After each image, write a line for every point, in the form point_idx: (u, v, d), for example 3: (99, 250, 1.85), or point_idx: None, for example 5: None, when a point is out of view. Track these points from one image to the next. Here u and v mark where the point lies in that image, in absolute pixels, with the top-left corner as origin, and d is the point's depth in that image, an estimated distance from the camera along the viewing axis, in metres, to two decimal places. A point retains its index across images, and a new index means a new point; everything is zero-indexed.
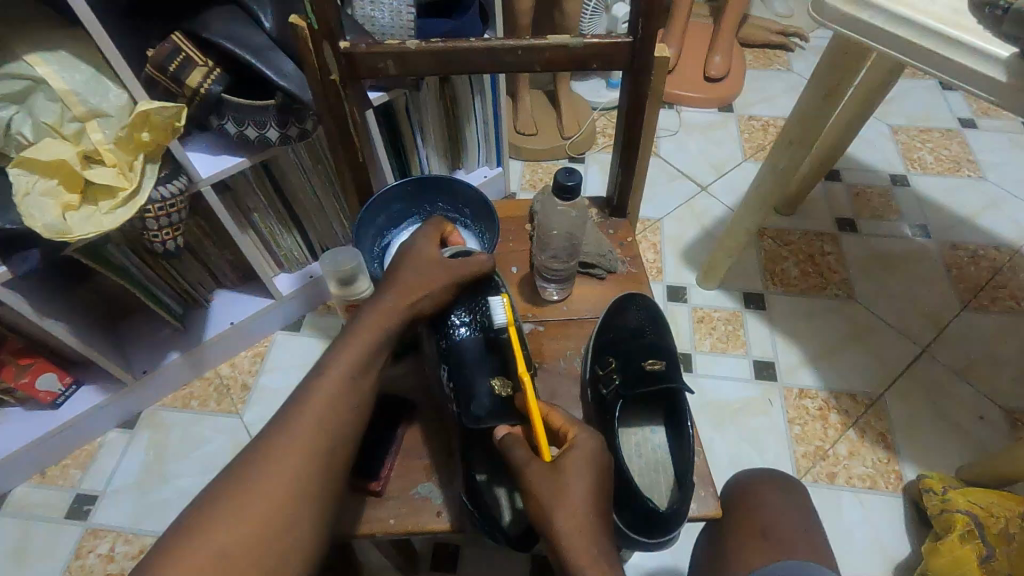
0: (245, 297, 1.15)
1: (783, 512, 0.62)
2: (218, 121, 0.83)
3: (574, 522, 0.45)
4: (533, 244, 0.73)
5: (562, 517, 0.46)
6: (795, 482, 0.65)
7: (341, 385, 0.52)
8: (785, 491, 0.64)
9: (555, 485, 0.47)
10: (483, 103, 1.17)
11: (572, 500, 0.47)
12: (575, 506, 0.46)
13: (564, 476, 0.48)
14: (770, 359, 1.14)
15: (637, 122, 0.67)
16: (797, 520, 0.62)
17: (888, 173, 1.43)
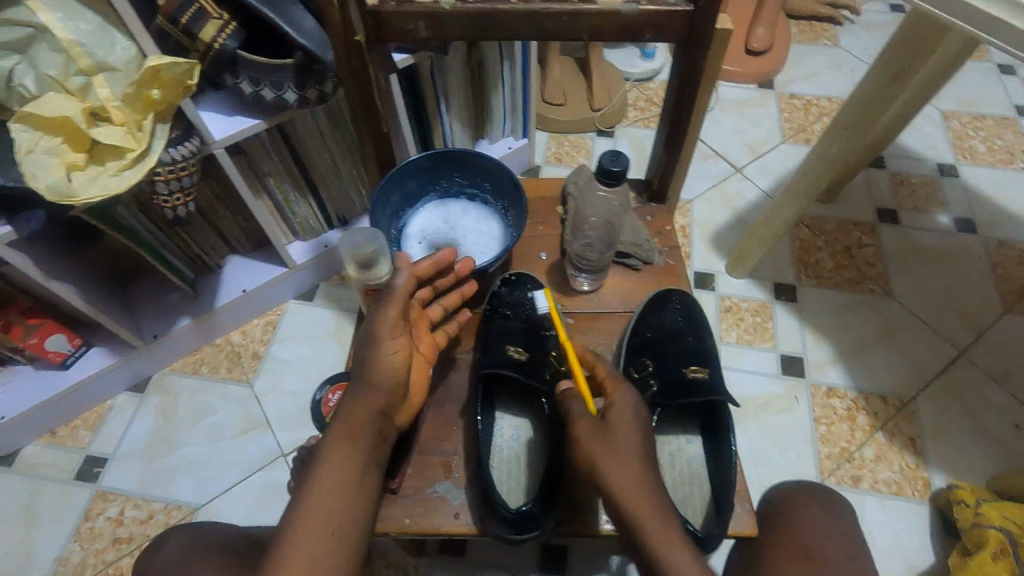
0: (257, 264, 1.11)
1: (827, 538, 0.61)
2: (233, 79, 0.78)
3: (643, 498, 0.44)
4: (564, 229, 0.69)
5: (620, 481, 0.45)
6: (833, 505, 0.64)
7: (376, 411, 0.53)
8: (831, 517, 0.63)
9: (607, 453, 0.47)
10: (511, 69, 1.11)
11: (634, 470, 0.46)
12: (631, 478, 0.46)
13: (618, 442, 0.47)
14: (798, 354, 1.10)
15: (688, 100, 0.61)
16: (840, 547, 0.60)
17: (936, 162, 1.35)
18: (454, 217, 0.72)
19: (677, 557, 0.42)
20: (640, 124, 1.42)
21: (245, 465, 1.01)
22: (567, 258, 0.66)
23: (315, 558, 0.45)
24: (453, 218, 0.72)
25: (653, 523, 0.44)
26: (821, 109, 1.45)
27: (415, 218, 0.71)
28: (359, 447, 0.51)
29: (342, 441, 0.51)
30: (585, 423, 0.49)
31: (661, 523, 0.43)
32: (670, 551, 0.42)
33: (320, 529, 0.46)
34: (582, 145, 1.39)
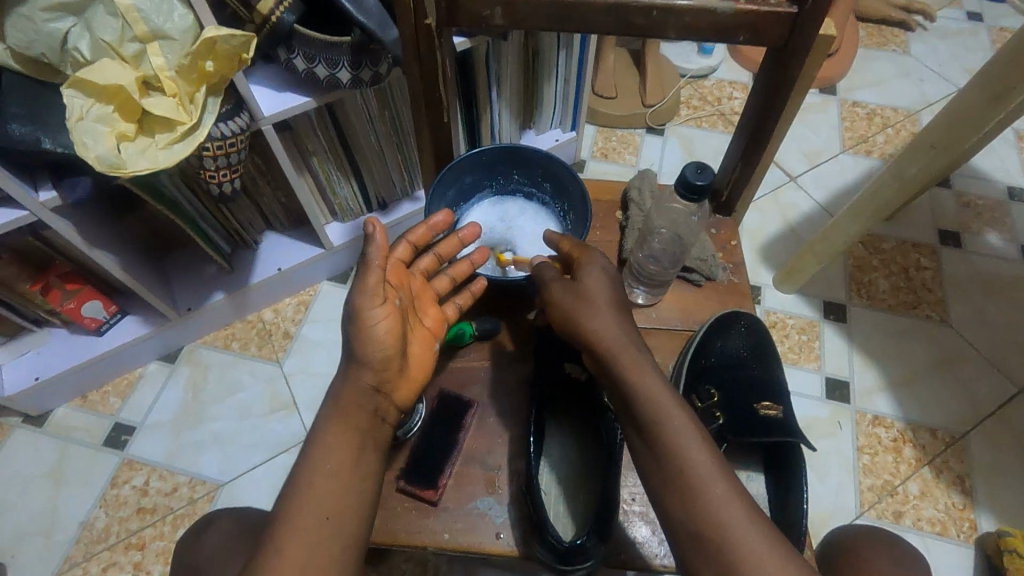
0: (294, 243, 1.09)
1: None
2: (286, 54, 0.75)
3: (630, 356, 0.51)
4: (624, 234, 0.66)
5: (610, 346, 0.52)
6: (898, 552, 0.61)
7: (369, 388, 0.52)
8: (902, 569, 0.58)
9: (588, 316, 0.53)
10: (567, 58, 1.06)
11: (617, 331, 0.53)
12: (613, 332, 0.53)
13: (596, 304, 0.54)
14: (844, 378, 1.05)
15: (775, 108, 0.56)
16: None
17: (1007, 184, 1.27)
18: (509, 215, 0.70)
19: (671, 409, 0.48)
20: (693, 123, 1.37)
21: (271, 445, 1.00)
22: (626, 266, 0.63)
23: (315, 543, 0.46)
24: (508, 217, 0.69)
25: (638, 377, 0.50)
26: (885, 120, 1.38)
27: (469, 213, 0.69)
28: (358, 417, 0.51)
29: (338, 415, 0.51)
30: (557, 284, 0.56)
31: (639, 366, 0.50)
32: (651, 394, 0.49)
33: (324, 498, 0.48)
34: (630, 141, 1.34)
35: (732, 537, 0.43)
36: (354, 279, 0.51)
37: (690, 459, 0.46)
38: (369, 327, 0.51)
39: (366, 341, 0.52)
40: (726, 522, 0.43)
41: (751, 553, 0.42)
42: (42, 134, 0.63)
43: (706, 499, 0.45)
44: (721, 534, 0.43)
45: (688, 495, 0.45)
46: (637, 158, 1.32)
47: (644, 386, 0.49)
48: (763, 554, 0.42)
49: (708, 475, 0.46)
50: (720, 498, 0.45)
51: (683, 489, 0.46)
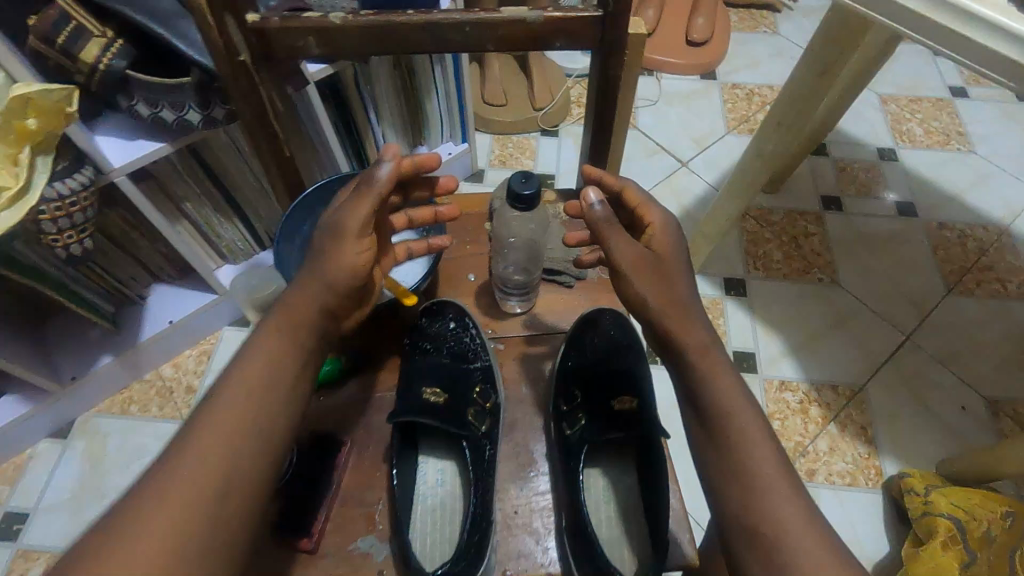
0: (185, 293, 1.04)
1: None
2: (127, 101, 0.71)
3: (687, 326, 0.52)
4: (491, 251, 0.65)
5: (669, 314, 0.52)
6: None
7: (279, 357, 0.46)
8: None
9: (657, 273, 0.53)
10: (443, 72, 1.06)
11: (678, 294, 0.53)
12: (672, 294, 0.53)
13: (667, 264, 0.54)
14: (750, 350, 1.09)
15: (610, 107, 0.57)
16: None
17: (876, 146, 1.36)
18: None
19: (724, 381, 0.50)
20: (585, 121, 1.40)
21: None
22: (494, 280, 0.63)
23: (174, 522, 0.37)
24: None
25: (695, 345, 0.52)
26: (764, 98, 1.45)
27: None
28: (268, 390, 0.45)
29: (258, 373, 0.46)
30: (619, 238, 0.54)
31: (696, 334, 0.52)
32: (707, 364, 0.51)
33: (199, 469, 0.40)
34: (526, 146, 1.36)
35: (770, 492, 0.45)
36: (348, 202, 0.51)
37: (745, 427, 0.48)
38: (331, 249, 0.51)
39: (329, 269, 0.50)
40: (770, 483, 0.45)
41: (793, 513, 0.44)
42: None
43: (753, 464, 0.46)
44: (759, 490, 0.45)
45: (730, 456, 0.47)
46: (534, 162, 1.34)
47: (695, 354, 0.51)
48: (798, 514, 0.44)
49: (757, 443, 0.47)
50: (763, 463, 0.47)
51: (729, 451, 0.48)
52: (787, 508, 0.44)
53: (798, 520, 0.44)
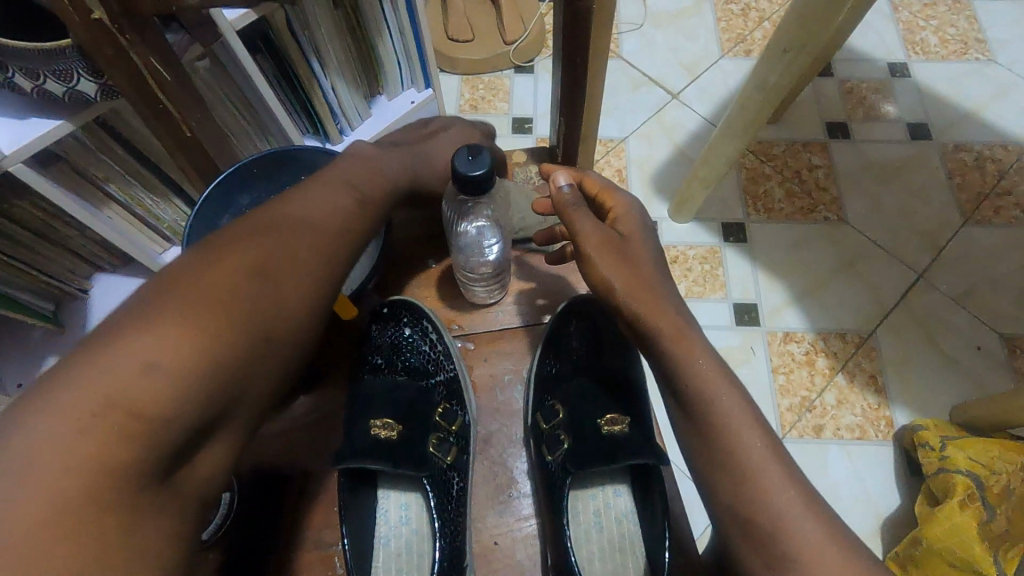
0: (132, 282, 0.95)
1: None
2: (1, 73, 0.59)
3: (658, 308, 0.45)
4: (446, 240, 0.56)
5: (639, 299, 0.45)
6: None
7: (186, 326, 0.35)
8: None
9: (624, 258, 0.46)
10: (393, 7, 0.92)
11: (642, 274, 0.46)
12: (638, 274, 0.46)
13: (632, 244, 0.47)
14: (752, 301, 1.01)
15: (580, 48, 0.46)
16: None
17: (887, 62, 1.23)
18: None
19: (698, 361, 0.43)
20: None
21: None
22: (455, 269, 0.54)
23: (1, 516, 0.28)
24: None
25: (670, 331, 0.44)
26: (762, 13, 1.29)
27: None
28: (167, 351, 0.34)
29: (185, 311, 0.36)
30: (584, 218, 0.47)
31: (669, 312, 0.45)
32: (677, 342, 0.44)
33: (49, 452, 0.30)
34: (498, 86, 1.22)
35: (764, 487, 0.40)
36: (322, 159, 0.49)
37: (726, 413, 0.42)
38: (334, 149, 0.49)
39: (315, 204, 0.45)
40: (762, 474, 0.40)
41: (787, 505, 0.39)
42: None
43: (741, 449, 0.41)
44: (751, 486, 0.40)
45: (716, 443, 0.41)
46: (509, 104, 1.21)
47: (667, 338, 0.44)
48: (798, 505, 0.40)
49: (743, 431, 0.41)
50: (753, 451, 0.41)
51: (707, 446, 0.42)
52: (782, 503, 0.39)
53: (794, 511, 0.39)
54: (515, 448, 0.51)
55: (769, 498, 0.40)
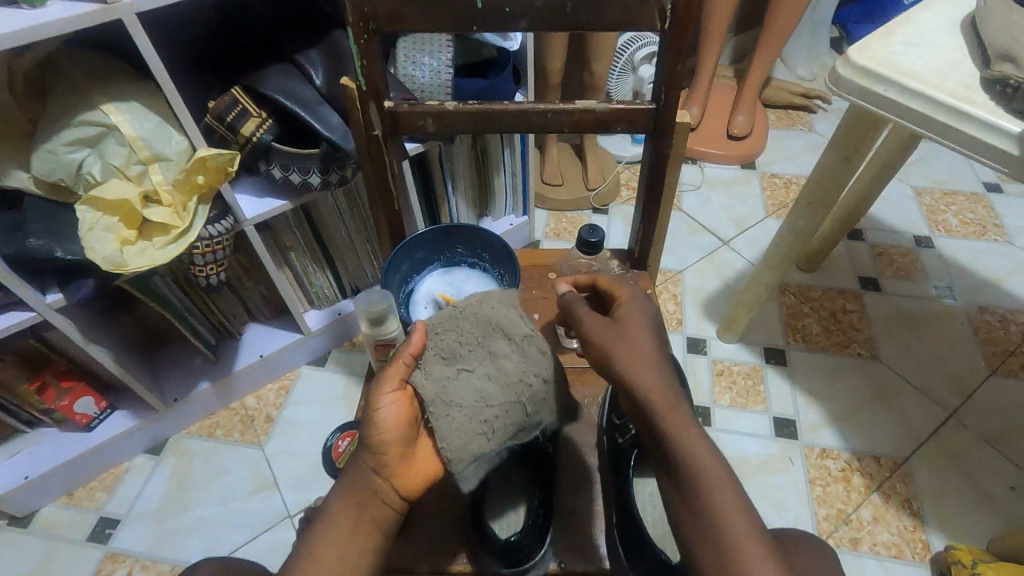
0: (276, 331, 1.19)
1: None
2: (266, 165, 0.89)
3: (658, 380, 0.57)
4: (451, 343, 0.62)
5: (636, 377, 0.56)
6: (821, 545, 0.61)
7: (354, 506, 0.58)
8: (818, 556, 0.58)
9: (616, 342, 0.59)
10: (512, 155, 1.23)
11: (642, 352, 0.58)
12: (637, 352, 0.58)
13: (624, 328, 0.60)
14: (791, 416, 1.13)
15: (659, 180, 0.70)
16: None
17: (913, 234, 1.44)
18: (458, 282, 0.77)
19: (678, 408, 0.55)
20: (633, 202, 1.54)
21: (253, 526, 1.03)
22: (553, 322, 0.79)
23: None
24: (456, 283, 0.76)
25: (664, 406, 0.55)
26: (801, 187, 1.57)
27: (422, 283, 0.76)
28: (363, 507, 0.58)
29: (325, 554, 0.55)
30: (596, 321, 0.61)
31: None
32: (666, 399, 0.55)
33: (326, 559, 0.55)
34: (579, 221, 1.50)
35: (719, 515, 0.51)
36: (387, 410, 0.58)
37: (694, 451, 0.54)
38: (376, 412, 0.57)
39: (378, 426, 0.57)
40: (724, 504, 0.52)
41: (739, 521, 0.51)
42: (54, 243, 0.74)
43: (715, 498, 0.52)
44: (719, 527, 0.51)
45: (700, 498, 0.53)
46: None
47: (662, 408, 0.55)
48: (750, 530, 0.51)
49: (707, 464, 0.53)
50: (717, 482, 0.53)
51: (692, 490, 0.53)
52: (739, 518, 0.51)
53: (745, 529, 0.51)
54: None
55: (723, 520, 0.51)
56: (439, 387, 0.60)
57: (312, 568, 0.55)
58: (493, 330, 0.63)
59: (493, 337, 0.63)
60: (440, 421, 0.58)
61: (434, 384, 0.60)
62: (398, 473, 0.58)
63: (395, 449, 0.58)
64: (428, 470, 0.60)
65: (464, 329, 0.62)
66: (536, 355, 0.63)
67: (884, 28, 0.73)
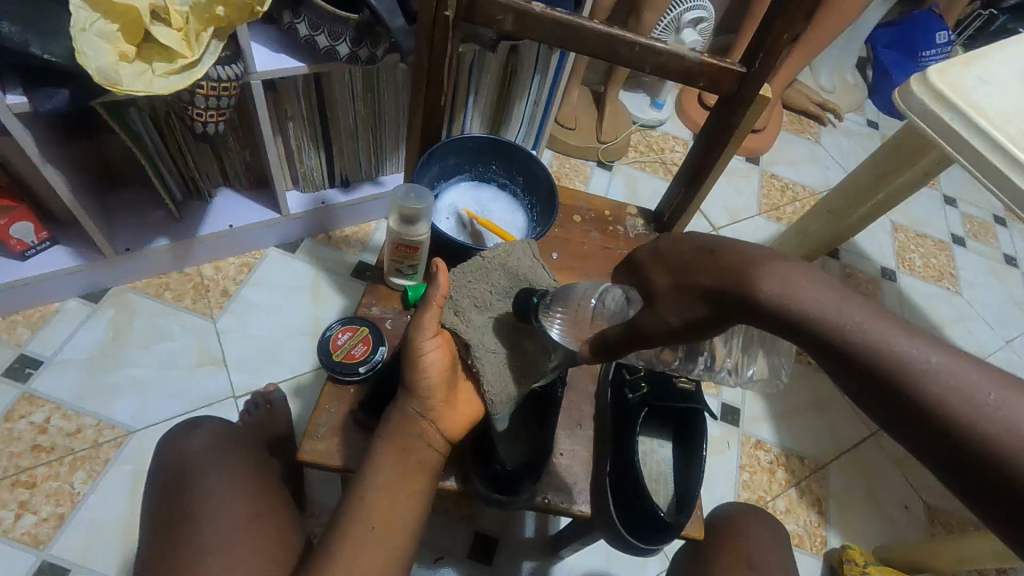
0: (250, 204, 1.10)
1: (769, 551, 0.64)
2: (292, 18, 0.80)
3: (744, 253, 0.36)
4: (482, 289, 0.55)
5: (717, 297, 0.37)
6: (784, 529, 0.68)
7: (397, 457, 0.50)
8: (769, 527, 0.66)
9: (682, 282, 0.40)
10: (541, 82, 1.16)
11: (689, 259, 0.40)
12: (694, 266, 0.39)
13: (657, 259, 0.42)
14: (737, 405, 1.19)
15: (716, 151, 0.68)
16: (779, 561, 0.63)
17: (881, 265, 1.51)
18: (484, 200, 0.73)
19: (814, 296, 0.33)
20: (638, 165, 1.52)
21: (194, 398, 0.98)
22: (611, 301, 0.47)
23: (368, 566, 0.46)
24: (482, 200, 0.73)
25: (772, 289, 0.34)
26: (796, 194, 1.60)
27: (446, 192, 0.73)
28: (409, 457, 0.50)
29: (372, 504, 0.48)
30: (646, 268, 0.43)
31: None
32: (779, 278, 0.34)
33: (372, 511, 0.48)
34: (581, 171, 1.47)
35: (966, 401, 0.29)
36: (427, 353, 0.51)
37: (856, 327, 0.32)
38: (418, 356, 0.51)
39: (418, 370, 0.51)
40: (944, 386, 0.30)
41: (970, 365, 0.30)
42: (31, 38, 0.63)
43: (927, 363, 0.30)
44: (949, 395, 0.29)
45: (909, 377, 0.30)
46: (585, 187, 1.44)
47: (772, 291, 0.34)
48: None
49: (889, 331, 0.32)
50: (917, 350, 0.31)
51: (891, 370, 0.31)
52: (989, 396, 0.29)
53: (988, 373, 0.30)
54: (587, 402, 0.63)
55: (959, 411, 0.29)
56: (477, 335, 0.53)
57: (358, 515, 0.48)
58: (522, 283, 0.57)
59: (522, 289, 0.57)
60: (484, 366, 0.53)
61: (472, 331, 0.53)
62: (443, 415, 0.52)
63: (437, 392, 0.51)
64: (472, 410, 0.54)
65: (495, 278, 0.56)
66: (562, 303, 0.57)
67: (965, 56, 0.72)
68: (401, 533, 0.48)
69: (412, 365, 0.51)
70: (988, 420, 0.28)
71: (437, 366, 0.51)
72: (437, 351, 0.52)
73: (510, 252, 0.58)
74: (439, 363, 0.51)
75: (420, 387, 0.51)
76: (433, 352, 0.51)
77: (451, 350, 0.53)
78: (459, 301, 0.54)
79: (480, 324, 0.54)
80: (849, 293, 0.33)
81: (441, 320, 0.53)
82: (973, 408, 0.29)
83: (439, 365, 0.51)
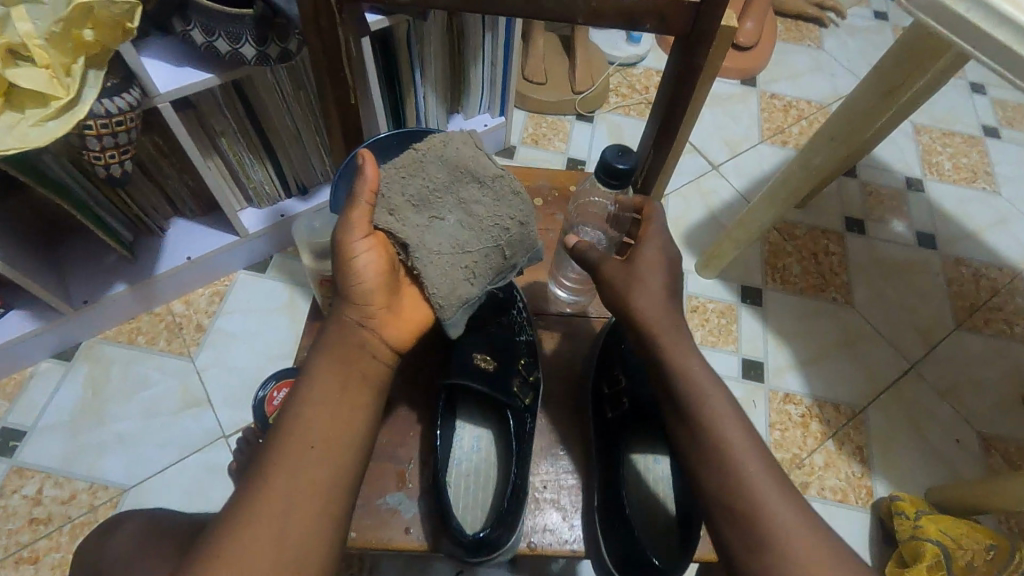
0: (205, 230, 1.03)
1: None
2: (183, 25, 0.70)
3: (674, 337, 0.54)
4: (423, 188, 0.54)
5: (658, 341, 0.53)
6: None
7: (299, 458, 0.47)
8: None
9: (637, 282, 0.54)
10: (494, 40, 1.04)
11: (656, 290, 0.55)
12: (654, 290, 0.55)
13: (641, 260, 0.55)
14: (759, 358, 1.11)
15: (682, 101, 0.57)
16: None
17: (905, 175, 1.37)
18: None
19: (706, 392, 0.52)
20: (621, 110, 1.38)
21: (184, 442, 0.94)
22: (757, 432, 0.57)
23: None
24: None
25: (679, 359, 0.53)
26: (801, 112, 1.44)
27: None
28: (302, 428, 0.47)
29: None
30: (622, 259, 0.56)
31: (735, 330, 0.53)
32: (683, 365, 0.53)
33: None
34: (560, 128, 1.34)
35: (752, 482, 0.48)
36: (354, 254, 0.51)
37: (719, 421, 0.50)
38: (350, 259, 0.51)
39: (350, 272, 0.51)
40: (751, 481, 0.48)
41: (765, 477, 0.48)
42: None
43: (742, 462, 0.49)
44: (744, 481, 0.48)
45: (728, 462, 0.49)
46: (567, 145, 1.33)
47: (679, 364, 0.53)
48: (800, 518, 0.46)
49: (736, 437, 0.50)
50: (746, 456, 0.49)
51: (721, 455, 0.49)
52: (766, 494, 0.47)
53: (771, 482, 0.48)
54: None
55: (752, 488, 0.47)
56: (415, 234, 0.52)
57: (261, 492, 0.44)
58: (462, 173, 0.55)
59: (463, 181, 0.55)
60: (426, 267, 0.53)
61: (409, 230, 0.52)
62: (385, 321, 0.53)
63: (372, 296, 0.51)
64: (413, 314, 0.55)
65: (431, 171, 0.54)
66: (510, 195, 0.55)
67: None
68: (344, 457, 0.46)
69: (342, 269, 0.51)
70: (760, 500, 0.47)
71: (366, 267, 0.51)
72: (366, 250, 0.51)
73: (447, 141, 0.55)
74: (367, 265, 0.51)
75: (353, 290, 0.51)
76: (361, 250, 0.51)
77: (387, 250, 0.53)
78: (393, 200, 0.53)
79: (417, 232, 0.53)
80: (727, 403, 0.52)
81: (374, 220, 0.52)
82: (754, 485, 0.48)
83: (368, 266, 0.51)
